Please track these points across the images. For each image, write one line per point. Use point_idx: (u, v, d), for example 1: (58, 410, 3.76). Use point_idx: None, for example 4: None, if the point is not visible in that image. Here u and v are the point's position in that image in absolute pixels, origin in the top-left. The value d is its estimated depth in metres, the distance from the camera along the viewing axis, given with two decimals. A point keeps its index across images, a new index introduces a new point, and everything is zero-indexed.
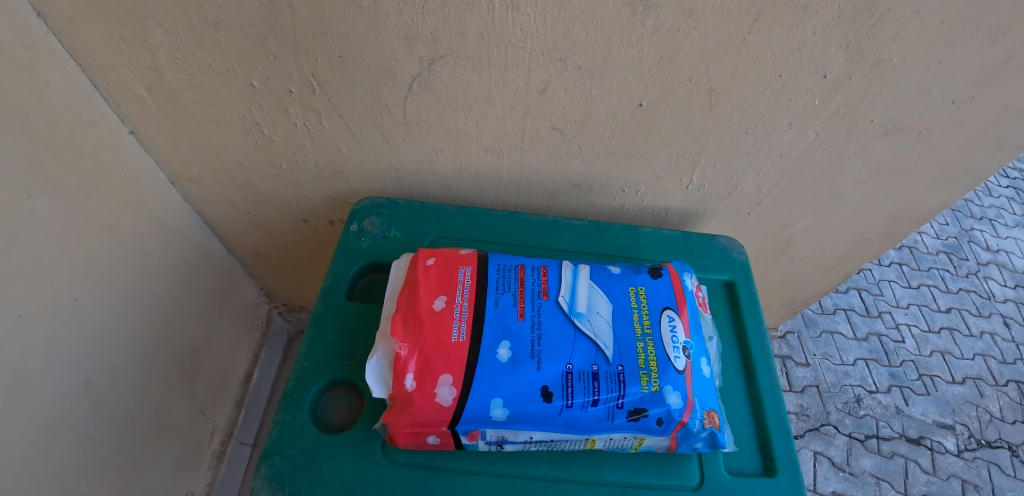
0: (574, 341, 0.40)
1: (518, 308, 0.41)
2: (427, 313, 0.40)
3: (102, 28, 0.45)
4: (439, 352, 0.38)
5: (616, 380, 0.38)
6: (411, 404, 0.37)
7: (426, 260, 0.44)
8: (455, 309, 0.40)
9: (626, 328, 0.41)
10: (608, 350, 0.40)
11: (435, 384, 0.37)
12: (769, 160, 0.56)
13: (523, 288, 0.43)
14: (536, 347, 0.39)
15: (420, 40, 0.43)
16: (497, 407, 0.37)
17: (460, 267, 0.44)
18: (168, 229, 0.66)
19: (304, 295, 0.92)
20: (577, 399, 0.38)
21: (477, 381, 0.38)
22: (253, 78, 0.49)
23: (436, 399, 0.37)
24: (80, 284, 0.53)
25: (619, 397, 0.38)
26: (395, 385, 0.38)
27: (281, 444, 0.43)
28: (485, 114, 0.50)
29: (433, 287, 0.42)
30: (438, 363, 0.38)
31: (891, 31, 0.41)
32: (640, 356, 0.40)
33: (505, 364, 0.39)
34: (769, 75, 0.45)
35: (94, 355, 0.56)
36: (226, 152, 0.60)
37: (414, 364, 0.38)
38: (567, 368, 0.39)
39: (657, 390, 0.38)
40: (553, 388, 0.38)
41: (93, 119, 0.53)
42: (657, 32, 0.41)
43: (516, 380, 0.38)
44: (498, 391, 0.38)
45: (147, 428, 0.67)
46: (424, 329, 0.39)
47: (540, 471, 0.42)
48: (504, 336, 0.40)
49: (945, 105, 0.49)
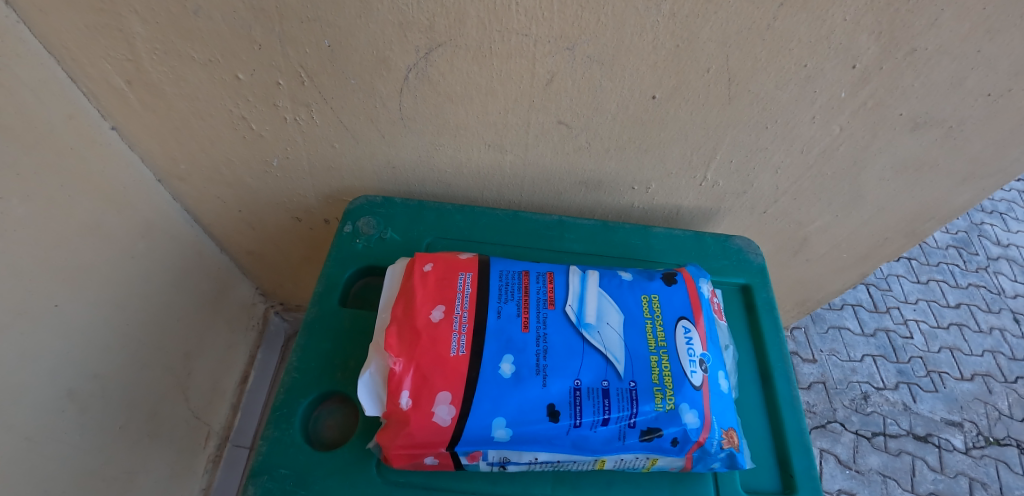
0: (583, 354, 0.37)
1: (522, 319, 0.39)
2: (424, 324, 0.37)
3: (75, 16, 0.42)
4: (437, 368, 0.35)
5: (629, 398, 0.35)
6: (407, 424, 0.34)
7: (423, 266, 0.41)
8: (455, 321, 0.37)
9: (638, 340, 0.38)
10: (619, 364, 0.37)
11: (432, 402, 0.35)
12: (789, 156, 0.53)
13: (528, 297, 0.40)
14: (542, 361, 0.37)
15: (416, 27, 0.39)
16: (500, 427, 0.35)
17: (459, 274, 0.41)
18: (156, 228, 0.63)
19: (302, 294, 0.90)
20: (586, 418, 0.35)
21: (478, 398, 0.35)
22: (238, 70, 0.46)
23: (434, 419, 0.34)
24: (59, 289, 0.50)
25: (631, 415, 0.35)
26: (389, 403, 0.35)
27: (270, 463, 0.40)
28: (486, 107, 0.47)
29: (431, 295, 0.39)
30: (436, 380, 0.35)
31: (928, 17, 0.38)
32: (654, 371, 0.37)
33: (508, 379, 0.36)
34: (794, 64, 0.41)
35: (77, 363, 0.54)
36: (214, 149, 0.57)
37: (409, 380, 0.35)
38: (575, 385, 0.36)
39: (673, 408, 0.35)
40: (561, 406, 0.35)
41: (71, 115, 0.50)
42: (674, 18, 0.37)
43: (520, 397, 0.35)
44: (501, 409, 0.35)
45: (137, 435, 0.65)
46: (420, 342, 0.36)
47: (545, 491, 0.40)
48: (507, 350, 0.37)
49: (981, 98, 0.46)
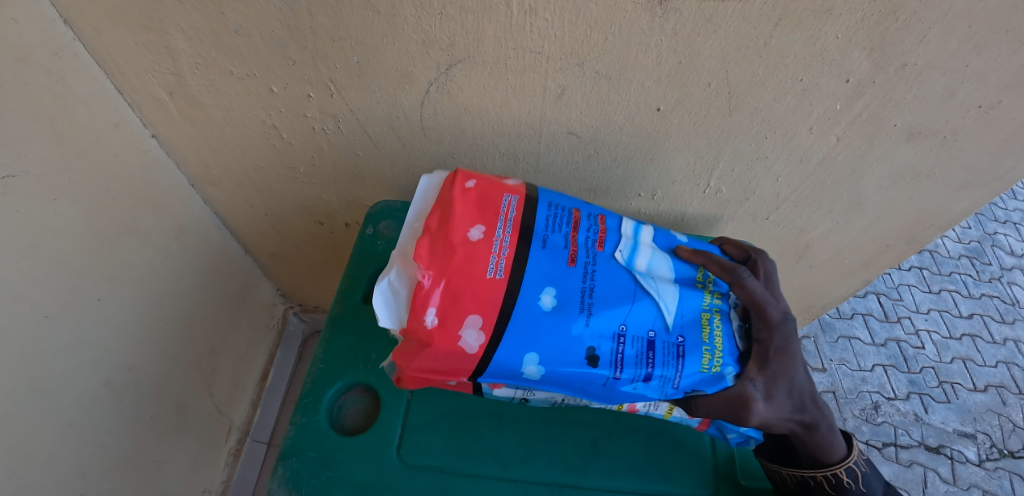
0: (633, 299, 0.39)
1: (571, 255, 0.41)
2: (461, 242, 0.39)
3: (125, 34, 0.46)
4: (470, 290, 0.37)
5: (674, 353, 0.37)
6: (430, 343, 0.36)
7: (466, 183, 0.43)
8: (492, 244, 0.39)
9: (692, 299, 0.40)
10: (669, 317, 0.39)
11: (459, 326, 0.36)
12: (789, 165, 0.55)
13: (579, 238, 0.42)
14: (585, 298, 0.39)
15: (438, 45, 0.43)
16: (531, 364, 0.37)
17: (503, 196, 0.43)
18: (188, 230, 0.67)
19: (320, 295, 0.93)
20: (627, 370, 0.37)
21: (511, 331, 0.37)
22: (273, 83, 0.49)
23: (459, 343, 0.36)
24: (102, 284, 0.54)
25: (675, 374, 0.37)
26: (413, 318, 0.36)
27: (298, 446, 0.44)
28: (501, 118, 0.50)
29: (471, 215, 0.41)
30: (466, 302, 0.37)
31: (917, 35, 0.40)
32: (705, 332, 0.39)
33: (546, 311, 0.38)
34: (790, 79, 0.44)
35: (114, 355, 0.57)
36: (246, 156, 0.61)
37: (438, 297, 0.37)
38: (620, 329, 0.38)
39: (719, 372, 0.38)
40: (602, 352, 0.37)
41: (116, 123, 0.54)
42: (676, 36, 0.40)
43: (563, 332, 0.37)
44: (536, 345, 0.37)
45: (166, 425, 0.68)
46: (457, 259, 0.38)
47: (553, 476, 0.46)
48: (549, 283, 0.39)
49: (972, 110, 0.48)
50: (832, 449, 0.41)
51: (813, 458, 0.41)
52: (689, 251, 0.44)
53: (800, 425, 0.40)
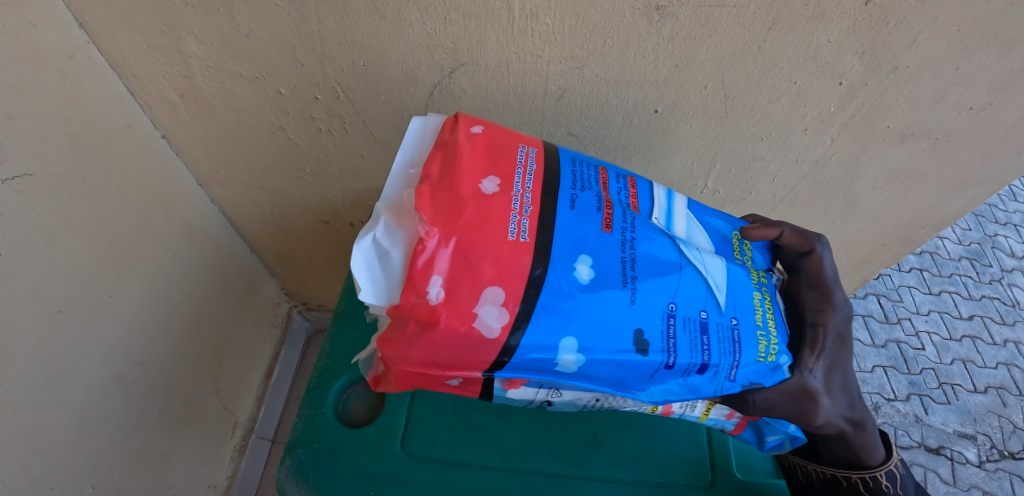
0: (681, 271, 0.34)
1: (605, 219, 0.35)
2: (472, 195, 0.33)
3: (138, 37, 0.47)
4: (489, 254, 0.31)
5: (731, 339, 0.33)
6: (438, 320, 0.30)
7: (472, 130, 0.38)
8: (512, 201, 0.34)
9: (740, 274, 0.36)
10: (721, 295, 0.35)
11: (479, 301, 0.30)
12: (784, 166, 0.56)
13: (611, 197, 0.38)
14: (629, 270, 0.33)
15: (442, 49, 0.44)
16: (570, 351, 0.31)
17: (516, 151, 0.38)
18: (196, 229, 0.68)
19: (324, 294, 0.94)
20: (681, 357, 0.32)
21: (540, 311, 0.31)
22: (281, 85, 0.51)
23: (478, 324, 0.30)
24: (113, 281, 0.56)
25: (733, 366, 0.33)
26: (416, 284, 0.30)
27: (305, 438, 0.46)
28: (503, 120, 0.51)
29: (483, 168, 0.35)
30: (485, 269, 0.31)
31: (907, 39, 0.42)
32: (758, 312, 0.35)
33: (585, 285, 0.32)
34: (784, 82, 0.45)
35: (125, 350, 0.59)
36: (253, 156, 0.62)
37: (449, 260, 0.31)
38: (670, 309, 0.33)
39: (774, 362, 0.34)
40: (650, 335, 0.32)
41: (128, 124, 0.55)
42: (673, 41, 0.42)
43: (609, 311, 0.32)
44: (574, 327, 0.31)
45: (173, 420, 0.69)
46: (469, 214, 0.32)
47: (554, 468, 0.47)
48: (582, 251, 0.33)
49: (964, 112, 0.49)
50: (874, 451, 0.41)
51: (852, 460, 0.41)
52: (761, 226, 0.38)
53: (849, 424, 0.39)
